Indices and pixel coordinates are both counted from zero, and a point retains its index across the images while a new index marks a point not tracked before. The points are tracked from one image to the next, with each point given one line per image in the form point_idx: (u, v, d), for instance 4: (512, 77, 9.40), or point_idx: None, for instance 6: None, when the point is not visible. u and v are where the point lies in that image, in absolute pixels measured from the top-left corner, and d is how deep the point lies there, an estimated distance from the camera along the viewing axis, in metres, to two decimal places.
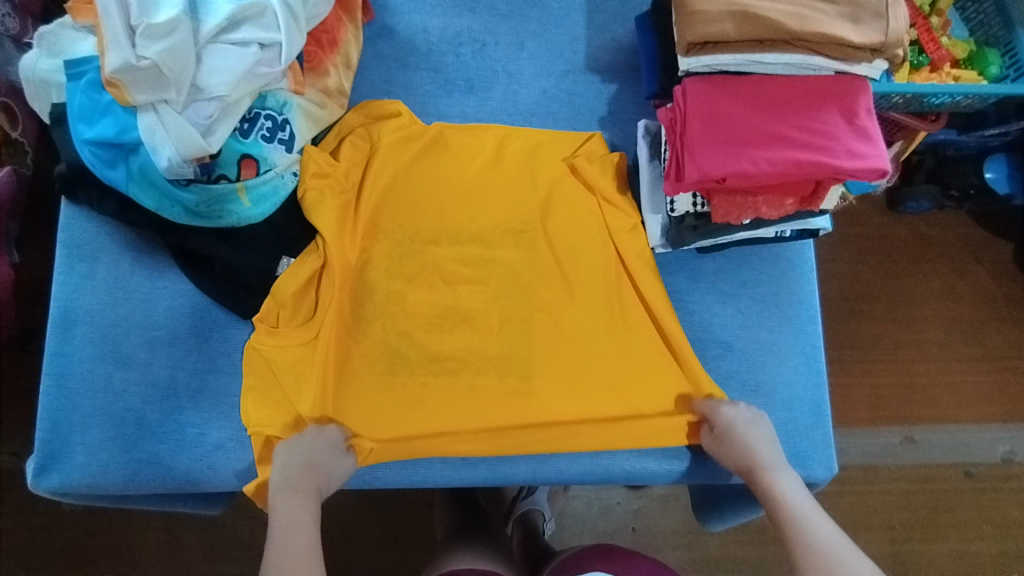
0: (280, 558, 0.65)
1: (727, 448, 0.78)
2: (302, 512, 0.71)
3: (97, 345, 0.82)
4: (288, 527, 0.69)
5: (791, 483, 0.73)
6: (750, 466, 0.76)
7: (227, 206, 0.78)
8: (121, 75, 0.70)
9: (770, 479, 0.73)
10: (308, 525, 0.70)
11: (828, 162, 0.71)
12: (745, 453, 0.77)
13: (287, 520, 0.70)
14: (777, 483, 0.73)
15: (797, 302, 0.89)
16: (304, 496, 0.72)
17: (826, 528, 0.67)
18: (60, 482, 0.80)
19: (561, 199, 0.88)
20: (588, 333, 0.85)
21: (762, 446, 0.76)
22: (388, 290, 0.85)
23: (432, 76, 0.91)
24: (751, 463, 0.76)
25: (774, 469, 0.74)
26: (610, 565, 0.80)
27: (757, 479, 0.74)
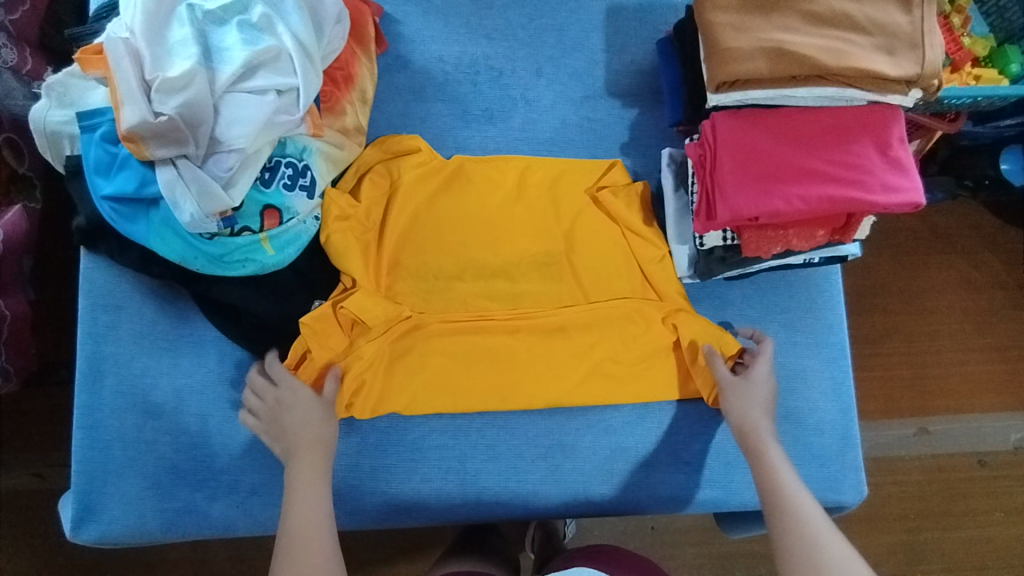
0: (297, 509, 0.71)
1: (734, 398, 0.79)
2: (307, 469, 0.74)
3: (126, 395, 0.81)
4: (300, 485, 0.73)
5: (783, 455, 0.76)
6: (750, 430, 0.78)
7: (250, 256, 0.77)
8: (138, 132, 0.68)
9: (767, 447, 0.76)
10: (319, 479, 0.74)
11: (862, 197, 0.70)
12: (748, 415, 0.78)
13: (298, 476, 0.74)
14: (772, 451, 0.75)
15: (826, 327, 0.88)
16: (306, 452, 0.75)
17: (812, 505, 0.70)
18: (99, 532, 0.81)
19: (585, 229, 0.86)
20: (621, 362, 0.85)
21: (763, 413, 0.78)
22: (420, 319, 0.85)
23: (449, 107, 0.89)
24: (751, 425, 0.78)
25: (771, 440, 0.77)
26: (592, 561, 0.86)
27: (754, 443, 0.77)
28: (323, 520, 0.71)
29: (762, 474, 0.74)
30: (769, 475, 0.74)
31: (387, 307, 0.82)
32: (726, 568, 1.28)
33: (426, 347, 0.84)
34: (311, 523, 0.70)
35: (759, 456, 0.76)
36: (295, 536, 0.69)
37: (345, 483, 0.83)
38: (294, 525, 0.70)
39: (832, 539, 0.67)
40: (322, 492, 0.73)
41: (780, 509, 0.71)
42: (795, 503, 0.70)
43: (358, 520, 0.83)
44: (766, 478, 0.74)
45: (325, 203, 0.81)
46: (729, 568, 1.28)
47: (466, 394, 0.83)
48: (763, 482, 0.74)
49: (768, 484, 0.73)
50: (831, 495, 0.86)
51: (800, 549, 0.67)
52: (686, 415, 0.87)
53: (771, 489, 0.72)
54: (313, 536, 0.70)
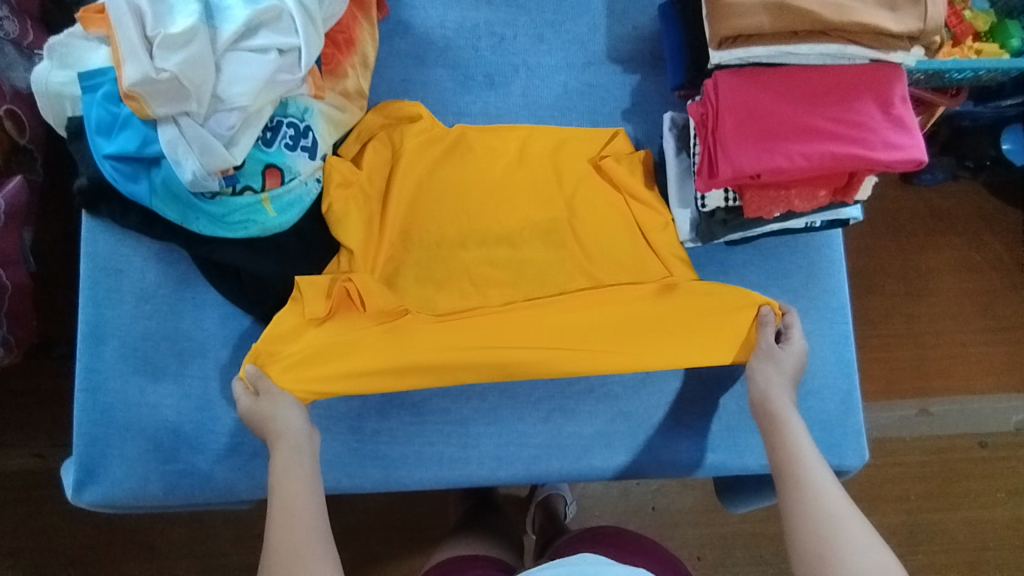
0: (285, 517, 0.66)
1: (760, 373, 0.78)
2: (295, 473, 0.70)
3: (128, 358, 0.81)
4: (291, 490, 0.69)
5: (802, 426, 0.73)
6: (768, 398, 0.76)
7: (252, 216, 0.77)
8: (140, 89, 0.68)
9: (785, 415, 0.74)
10: (304, 467, 0.71)
11: (864, 154, 0.71)
12: (770, 384, 0.77)
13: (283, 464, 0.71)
14: (790, 418, 0.73)
15: (827, 292, 0.88)
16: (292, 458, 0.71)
17: (824, 473, 0.67)
18: (101, 494, 0.80)
19: (587, 198, 0.86)
20: (623, 332, 0.82)
21: (785, 385, 0.77)
22: (419, 296, 0.84)
23: (450, 72, 0.89)
24: (770, 393, 0.76)
25: (790, 409, 0.75)
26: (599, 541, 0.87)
27: (770, 412, 0.75)
28: (313, 503, 0.68)
29: (779, 442, 0.72)
30: (786, 443, 0.71)
31: (387, 296, 0.80)
32: (727, 549, 1.28)
33: (425, 329, 0.81)
34: (299, 508, 0.67)
35: (777, 423, 0.73)
36: (285, 517, 0.66)
37: (348, 445, 0.83)
38: (279, 528, 0.65)
39: (841, 505, 0.64)
40: (310, 495, 0.69)
41: (793, 474, 0.68)
42: (807, 468, 0.68)
43: (361, 483, 0.83)
44: (782, 445, 0.71)
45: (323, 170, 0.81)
46: (729, 549, 1.28)
47: (469, 369, 0.81)
48: (778, 449, 0.71)
49: (783, 452, 0.71)
50: (832, 460, 0.86)
51: (811, 515, 0.63)
52: (689, 380, 0.87)
53: (783, 455, 0.70)
54: (302, 517, 0.66)
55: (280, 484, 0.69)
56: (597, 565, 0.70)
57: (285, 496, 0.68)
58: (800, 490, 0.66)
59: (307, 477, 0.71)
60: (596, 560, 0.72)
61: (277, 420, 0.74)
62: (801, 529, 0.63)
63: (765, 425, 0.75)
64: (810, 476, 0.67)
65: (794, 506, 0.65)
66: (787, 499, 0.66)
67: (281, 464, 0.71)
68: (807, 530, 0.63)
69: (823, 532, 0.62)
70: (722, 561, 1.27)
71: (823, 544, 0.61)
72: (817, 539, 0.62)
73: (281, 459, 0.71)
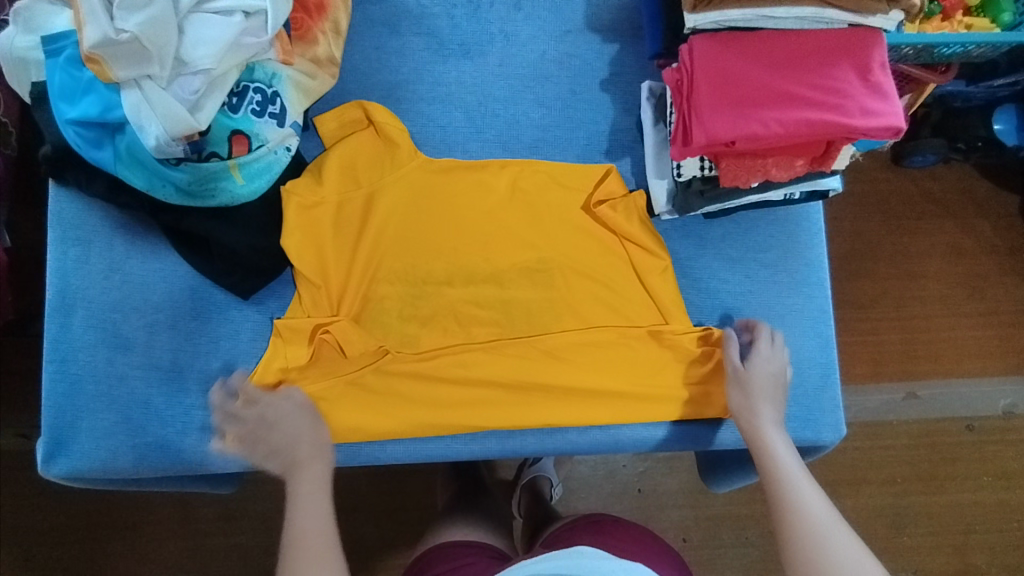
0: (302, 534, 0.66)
1: (738, 392, 0.78)
2: (313, 494, 0.70)
3: (95, 330, 0.80)
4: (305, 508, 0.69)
5: (784, 438, 0.73)
6: (748, 415, 0.76)
7: (219, 184, 0.76)
8: (101, 51, 0.67)
9: (767, 430, 0.74)
10: (317, 489, 0.71)
11: (840, 122, 0.69)
12: (748, 404, 0.76)
13: (296, 486, 0.71)
14: (772, 435, 0.73)
15: (805, 266, 0.87)
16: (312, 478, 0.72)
17: (811, 488, 0.67)
18: (70, 467, 0.79)
19: (580, 244, 0.86)
20: (619, 382, 0.84)
21: (767, 397, 0.76)
22: (403, 334, 0.84)
23: (425, 41, 0.87)
24: (749, 412, 0.76)
25: (772, 422, 0.74)
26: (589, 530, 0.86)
27: (754, 432, 0.74)
28: (329, 529, 0.67)
29: (763, 459, 0.71)
30: (769, 463, 0.71)
31: (367, 341, 0.82)
32: (712, 531, 1.28)
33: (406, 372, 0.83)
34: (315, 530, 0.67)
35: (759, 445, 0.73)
36: (298, 544, 0.65)
37: None
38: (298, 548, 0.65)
39: (831, 521, 0.64)
40: (324, 517, 0.68)
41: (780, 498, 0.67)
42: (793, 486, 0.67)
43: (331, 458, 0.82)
44: (766, 463, 0.71)
45: (285, 201, 0.81)
46: (714, 532, 1.28)
47: (450, 409, 0.82)
48: (765, 467, 0.71)
49: (769, 474, 0.70)
50: (808, 435, 0.85)
51: (804, 543, 0.63)
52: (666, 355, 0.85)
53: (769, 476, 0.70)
54: (318, 542, 0.66)
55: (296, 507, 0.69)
56: (599, 560, 0.69)
57: (296, 522, 0.68)
58: (791, 514, 0.65)
59: (322, 499, 0.70)
60: (597, 555, 0.70)
61: (296, 435, 0.74)
62: (796, 555, 0.63)
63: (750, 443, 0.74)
64: (797, 495, 0.67)
65: (787, 530, 0.64)
66: (779, 523, 0.66)
67: (299, 487, 0.71)
68: (803, 557, 0.62)
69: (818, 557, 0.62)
70: (708, 543, 1.27)
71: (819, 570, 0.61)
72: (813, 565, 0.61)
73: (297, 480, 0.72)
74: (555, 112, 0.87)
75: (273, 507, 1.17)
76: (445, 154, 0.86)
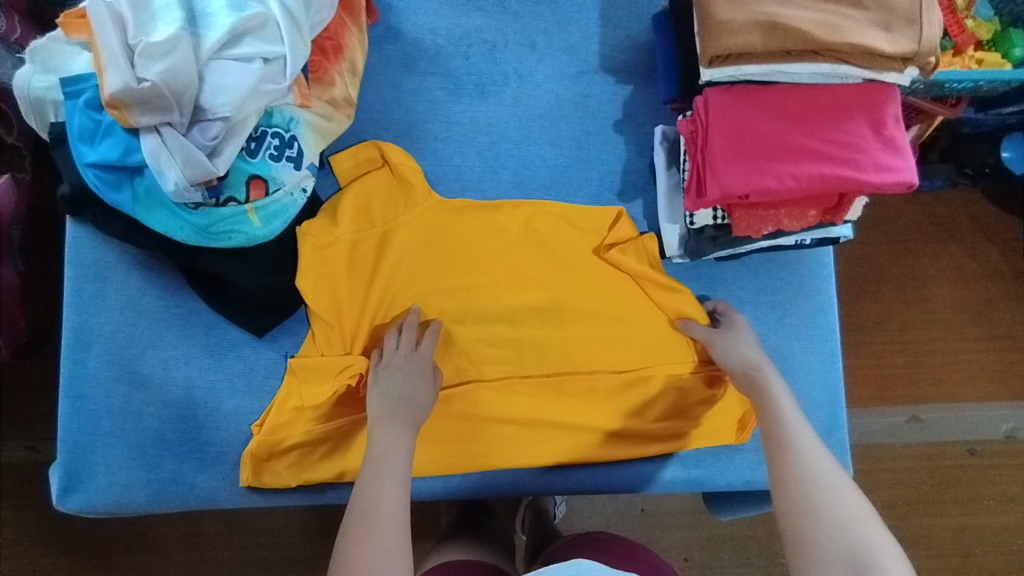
0: (369, 478, 0.67)
1: (731, 346, 0.79)
2: (398, 445, 0.71)
3: (112, 366, 0.81)
4: (380, 452, 0.70)
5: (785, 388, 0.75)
6: (750, 364, 0.78)
7: (237, 227, 0.76)
8: (122, 99, 0.67)
9: (768, 379, 0.75)
10: (401, 453, 0.70)
11: (853, 177, 0.70)
12: (745, 356, 0.78)
13: (381, 447, 0.71)
14: (774, 383, 0.75)
15: (815, 310, 0.88)
16: (401, 428, 0.73)
17: (810, 435, 0.69)
18: (85, 502, 0.80)
19: (588, 278, 0.87)
20: (631, 417, 0.85)
21: (766, 353, 0.79)
22: None
23: (440, 80, 0.87)
24: (747, 364, 0.78)
25: (773, 374, 0.76)
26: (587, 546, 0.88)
27: (754, 378, 0.76)
28: (399, 499, 0.65)
29: (763, 405, 0.74)
30: (771, 409, 0.72)
31: None
32: (715, 551, 1.29)
33: None
34: (387, 482, 0.67)
35: (761, 392, 0.75)
36: (366, 505, 0.64)
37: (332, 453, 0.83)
38: (365, 494, 0.65)
39: (822, 464, 0.66)
40: (399, 474, 0.68)
41: (781, 439, 0.69)
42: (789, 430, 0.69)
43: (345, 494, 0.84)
44: (766, 408, 0.73)
45: (301, 242, 0.81)
46: (716, 552, 1.29)
47: (460, 448, 0.83)
48: (764, 412, 0.73)
49: (771, 418, 0.71)
50: None
51: (799, 478, 0.65)
52: (679, 397, 0.86)
53: (771, 419, 0.71)
54: (384, 511, 0.64)
55: (374, 459, 0.69)
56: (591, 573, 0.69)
57: (372, 480, 0.67)
58: (787, 453, 0.67)
59: (400, 472, 0.68)
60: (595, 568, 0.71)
61: (406, 388, 0.77)
62: (786, 489, 0.64)
63: (750, 393, 0.76)
64: (792, 438, 0.69)
65: (786, 470, 0.66)
66: (777, 464, 0.67)
67: (378, 441, 0.71)
68: (793, 490, 0.64)
69: (807, 490, 0.63)
70: (710, 563, 1.28)
71: (806, 501, 0.62)
72: (803, 497, 0.63)
73: (387, 439, 0.72)
74: (569, 152, 0.88)
75: (281, 525, 1.18)
76: (459, 193, 0.87)
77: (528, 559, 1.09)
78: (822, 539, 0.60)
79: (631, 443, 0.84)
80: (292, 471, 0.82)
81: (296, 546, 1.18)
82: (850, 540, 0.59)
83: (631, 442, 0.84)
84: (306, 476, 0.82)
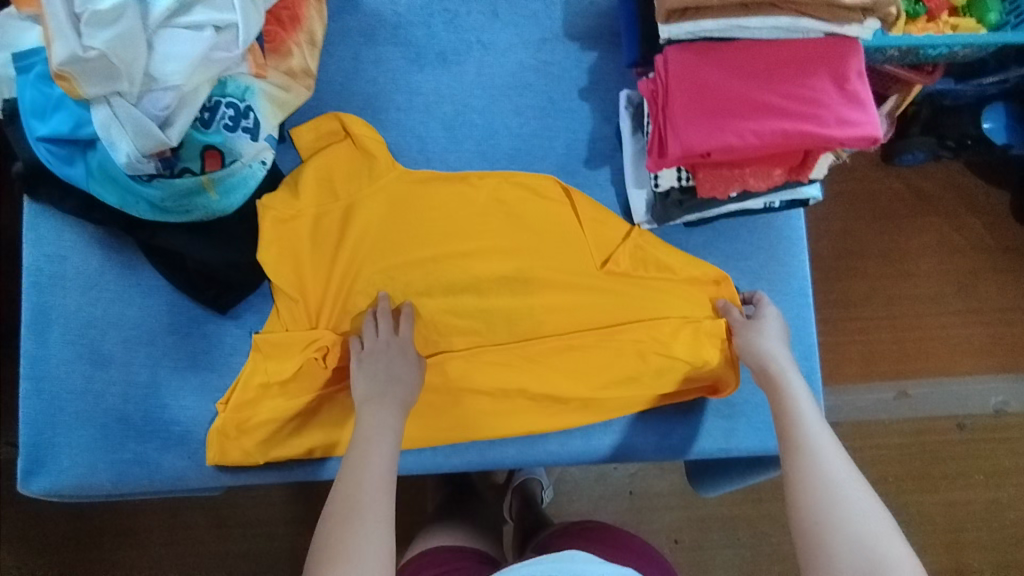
0: (355, 463, 0.67)
1: (749, 338, 0.78)
2: (384, 427, 0.71)
3: (74, 347, 0.80)
4: (366, 435, 0.70)
5: (804, 386, 0.73)
6: (769, 360, 0.75)
7: (195, 200, 0.76)
8: (70, 67, 0.65)
9: (786, 377, 0.73)
10: (387, 437, 0.70)
11: (817, 132, 0.69)
12: (765, 346, 0.77)
13: (367, 433, 0.70)
14: (791, 382, 0.72)
15: (788, 274, 0.87)
16: (386, 408, 0.73)
17: (825, 438, 0.67)
18: (48, 484, 0.79)
19: (551, 242, 0.85)
20: (602, 384, 0.83)
21: (786, 350, 0.76)
22: None
23: (402, 50, 0.86)
24: (767, 356, 0.76)
25: (791, 371, 0.74)
26: (575, 535, 0.86)
27: (770, 372, 0.74)
28: (383, 486, 0.65)
29: (778, 405, 0.71)
30: (787, 407, 0.70)
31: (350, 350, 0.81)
32: (705, 532, 1.27)
33: None
34: (373, 468, 0.66)
35: (777, 386, 0.73)
36: (350, 493, 0.64)
37: (296, 429, 0.81)
38: (349, 479, 0.65)
39: (840, 469, 0.63)
40: (387, 459, 0.68)
41: (796, 440, 0.67)
42: (806, 432, 0.67)
43: (313, 472, 0.83)
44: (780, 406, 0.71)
45: (262, 215, 0.81)
46: (706, 532, 1.27)
47: (431, 421, 0.82)
48: (780, 414, 0.71)
49: (784, 418, 0.70)
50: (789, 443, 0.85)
51: (812, 483, 0.63)
52: (659, 371, 0.83)
53: (785, 418, 0.69)
54: (369, 496, 0.64)
55: (361, 441, 0.69)
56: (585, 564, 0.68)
57: (358, 466, 0.67)
58: (802, 457, 0.65)
59: (386, 458, 0.68)
60: (587, 559, 0.69)
61: (390, 368, 0.76)
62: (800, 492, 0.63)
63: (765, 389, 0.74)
64: (807, 439, 0.66)
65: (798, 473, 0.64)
66: (789, 466, 0.65)
67: (365, 424, 0.71)
68: (808, 496, 0.62)
69: (822, 497, 0.61)
70: (699, 544, 1.27)
71: (819, 509, 0.60)
72: (818, 502, 0.61)
73: (372, 425, 0.71)
74: (534, 121, 0.87)
75: (264, 514, 1.16)
76: (423, 165, 0.86)
77: (518, 544, 1.07)
78: (836, 552, 0.57)
79: (601, 408, 0.84)
80: (258, 449, 0.80)
81: (276, 536, 1.16)
82: (864, 551, 0.57)
83: (601, 407, 0.84)
84: (275, 453, 0.81)
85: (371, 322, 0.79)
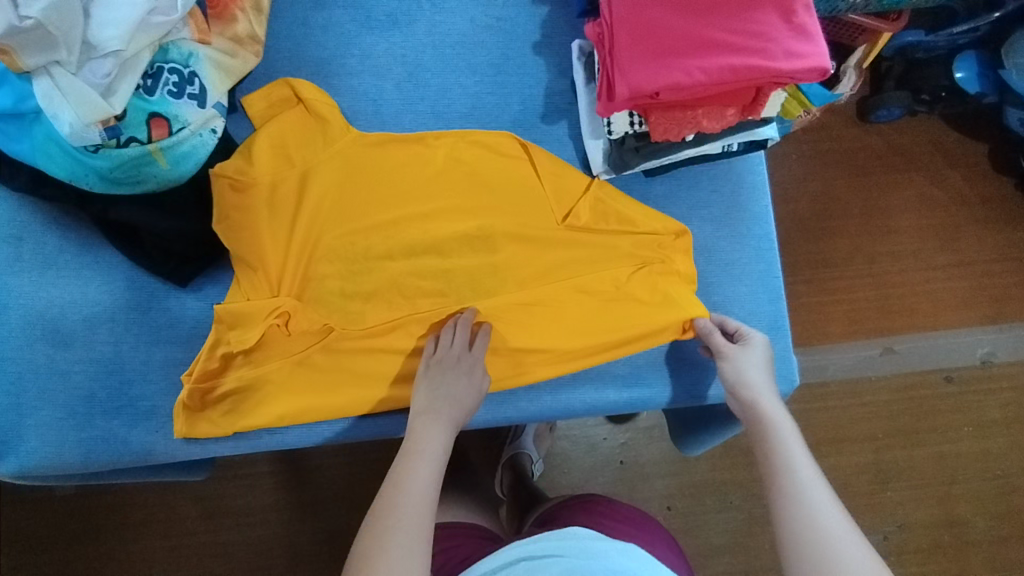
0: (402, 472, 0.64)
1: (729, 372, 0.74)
2: (439, 435, 0.69)
3: (35, 329, 0.79)
4: (422, 446, 0.67)
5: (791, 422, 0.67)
6: (746, 390, 0.72)
7: (145, 169, 0.75)
8: (9, 40, 0.63)
9: (772, 414, 0.68)
10: (439, 447, 0.68)
11: (766, 65, 0.68)
12: (749, 379, 0.72)
13: (421, 443, 0.68)
14: (775, 415, 0.68)
15: (751, 219, 0.87)
16: (441, 416, 0.72)
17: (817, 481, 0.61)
18: (16, 466, 0.78)
19: (511, 198, 0.84)
20: (567, 338, 0.83)
21: (766, 377, 0.73)
22: (346, 311, 0.82)
23: (351, 13, 0.86)
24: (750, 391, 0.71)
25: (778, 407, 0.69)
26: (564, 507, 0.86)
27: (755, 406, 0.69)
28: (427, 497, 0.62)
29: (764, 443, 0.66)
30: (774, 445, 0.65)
31: (311, 316, 0.81)
32: (696, 498, 1.27)
33: (345, 348, 0.82)
34: (421, 477, 0.64)
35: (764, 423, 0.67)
36: (395, 500, 0.61)
37: (264, 398, 0.81)
38: (393, 490, 0.62)
39: (833, 517, 0.57)
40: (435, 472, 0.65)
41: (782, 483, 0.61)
42: (796, 475, 0.61)
43: (283, 440, 0.83)
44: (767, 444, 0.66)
45: (216, 184, 0.80)
46: (697, 499, 1.27)
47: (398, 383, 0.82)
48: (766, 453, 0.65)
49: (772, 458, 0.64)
50: None
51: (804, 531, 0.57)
52: (624, 320, 0.83)
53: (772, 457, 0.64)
54: (413, 506, 0.61)
55: (412, 447, 0.67)
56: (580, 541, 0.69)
57: (407, 474, 0.64)
58: (792, 503, 0.59)
59: (434, 471, 0.65)
60: (588, 536, 0.71)
61: (454, 382, 0.75)
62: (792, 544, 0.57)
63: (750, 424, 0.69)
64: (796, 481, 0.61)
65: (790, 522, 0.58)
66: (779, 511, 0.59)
67: (419, 428, 0.70)
68: (799, 548, 0.56)
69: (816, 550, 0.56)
70: (691, 510, 1.27)
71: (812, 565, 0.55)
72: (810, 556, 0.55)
73: (430, 437, 0.69)
74: (488, 79, 0.86)
75: (251, 500, 1.16)
76: (377, 127, 0.85)
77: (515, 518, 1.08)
78: None
79: (569, 363, 0.83)
80: (224, 419, 0.80)
81: (264, 522, 1.15)
82: None
83: (568, 361, 0.83)
84: (241, 422, 0.80)
85: (447, 335, 0.78)
